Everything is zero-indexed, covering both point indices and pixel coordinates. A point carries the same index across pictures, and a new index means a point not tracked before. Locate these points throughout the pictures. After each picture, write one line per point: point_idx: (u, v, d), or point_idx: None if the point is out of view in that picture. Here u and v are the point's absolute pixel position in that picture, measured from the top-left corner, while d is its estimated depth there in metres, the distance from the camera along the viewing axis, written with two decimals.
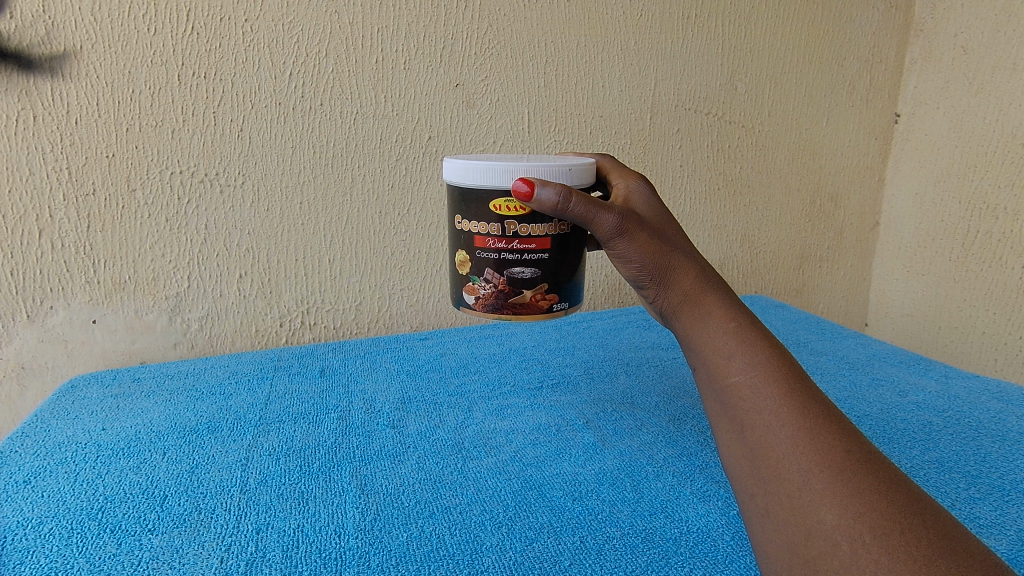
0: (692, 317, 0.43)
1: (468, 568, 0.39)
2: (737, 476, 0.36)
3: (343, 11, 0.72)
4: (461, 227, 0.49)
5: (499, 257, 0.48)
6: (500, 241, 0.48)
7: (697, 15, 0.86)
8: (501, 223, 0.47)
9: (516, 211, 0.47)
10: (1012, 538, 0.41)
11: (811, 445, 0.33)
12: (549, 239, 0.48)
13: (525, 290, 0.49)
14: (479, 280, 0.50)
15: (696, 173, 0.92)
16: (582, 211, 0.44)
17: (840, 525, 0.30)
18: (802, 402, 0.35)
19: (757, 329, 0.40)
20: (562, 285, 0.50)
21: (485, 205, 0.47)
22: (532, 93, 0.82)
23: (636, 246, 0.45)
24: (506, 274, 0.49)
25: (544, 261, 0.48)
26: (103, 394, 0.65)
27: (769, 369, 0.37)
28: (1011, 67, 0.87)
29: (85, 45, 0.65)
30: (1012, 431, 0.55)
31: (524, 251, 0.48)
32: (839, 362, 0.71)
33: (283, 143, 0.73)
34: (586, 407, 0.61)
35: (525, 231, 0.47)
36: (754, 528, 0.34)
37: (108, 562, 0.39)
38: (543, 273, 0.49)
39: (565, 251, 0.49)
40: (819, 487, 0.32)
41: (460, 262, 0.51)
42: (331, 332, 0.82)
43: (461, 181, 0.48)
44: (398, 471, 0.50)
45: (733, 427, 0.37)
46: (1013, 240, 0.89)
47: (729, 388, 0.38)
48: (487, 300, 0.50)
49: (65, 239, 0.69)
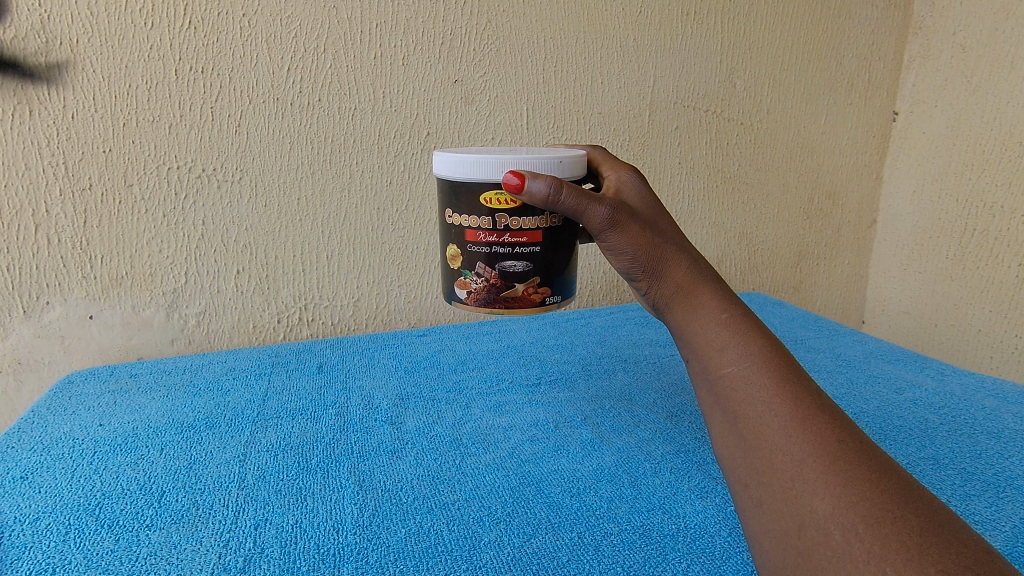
0: (685, 308, 0.43)
1: (466, 564, 0.39)
2: (730, 468, 0.36)
3: (341, 7, 0.71)
4: (452, 220, 0.49)
5: (491, 251, 0.48)
6: (492, 234, 0.48)
7: (696, 12, 0.86)
8: (492, 216, 0.47)
9: (508, 205, 0.47)
10: (1006, 534, 0.41)
11: (803, 436, 0.33)
12: (541, 232, 0.48)
13: (517, 283, 0.49)
14: (471, 274, 0.50)
15: (694, 169, 0.92)
16: (573, 203, 0.44)
17: (832, 515, 0.30)
18: (794, 392, 0.36)
19: (749, 320, 0.40)
20: (554, 278, 0.50)
21: (476, 199, 0.47)
22: (531, 90, 0.82)
23: (628, 237, 0.45)
24: (498, 268, 0.49)
25: (535, 255, 0.49)
26: (101, 389, 0.65)
27: (762, 360, 0.38)
28: (1009, 66, 0.87)
29: (81, 39, 0.64)
30: (1008, 428, 0.56)
31: (516, 244, 0.48)
32: (836, 359, 0.71)
33: (281, 139, 0.73)
34: (583, 403, 0.62)
35: (516, 224, 0.47)
36: (748, 520, 0.34)
37: (105, 558, 0.39)
38: (536, 266, 0.49)
39: (557, 244, 0.49)
40: (812, 477, 0.32)
41: (452, 256, 0.51)
42: (329, 328, 0.82)
43: (452, 175, 0.48)
44: (397, 467, 0.50)
45: (725, 419, 0.37)
46: (1010, 239, 0.89)
47: (721, 379, 0.38)
48: (480, 293, 0.50)
49: (61, 234, 0.69)
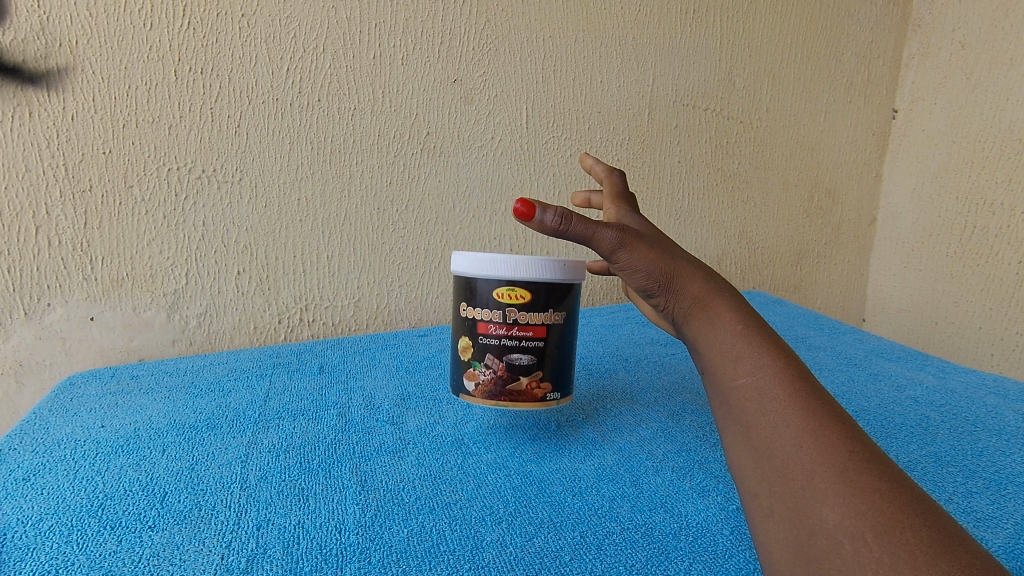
0: (700, 320, 0.42)
1: (469, 564, 0.39)
2: (741, 477, 0.36)
3: (341, 7, 0.72)
4: (466, 313, 0.49)
5: (499, 344, 0.47)
6: (501, 326, 0.47)
7: (695, 10, 0.86)
8: (503, 309, 0.47)
9: (519, 299, 0.46)
10: (1008, 531, 0.41)
11: (815, 445, 0.33)
12: (547, 328, 0.47)
13: (523, 376, 0.47)
14: (479, 365, 0.48)
15: (695, 168, 0.92)
16: (582, 230, 0.42)
17: (842, 525, 0.30)
18: (808, 402, 0.35)
19: (765, 331, 0.39)
20: (560, 375, 0.48)
21: (489, 294, 0.47)
22: (531, 90, 0.82)
23: (639, 255, 0.43)
24: (505, 359, 0.47)
25: (542, 350, 0.47)
26: (101, 391, 0.65)
27: (776, 370, 0.37)
28: (1008, 62, 0.87)
29: (80, 40, 0.64)
30: (1008, 425, 0.56)
31: (523, 338, 0.47)
32: (837, 357, 0.71)
33: (281, 139, 0.73)
34: (585, 403, 0.62)
35: (525, 318, 0.47)
36: (757, 529, 0.34)
37: (108, 559, 0.39)
38: (542, 361, 0.47)
39: (563, 344, 0.49)
40: (821, 487, 0.31)
41: (460, 348, 0.49)
42: (330, 329, 0.82)
43: (466, 277, 0.47)
44: (398, 467, 0.50)
45: (738, 428, 0.37)
46: (1010, 236, 0.89)
47: (734, 389, 0.38)
48: (486, 386, 0.47)
49: (62, 236, 0.68)
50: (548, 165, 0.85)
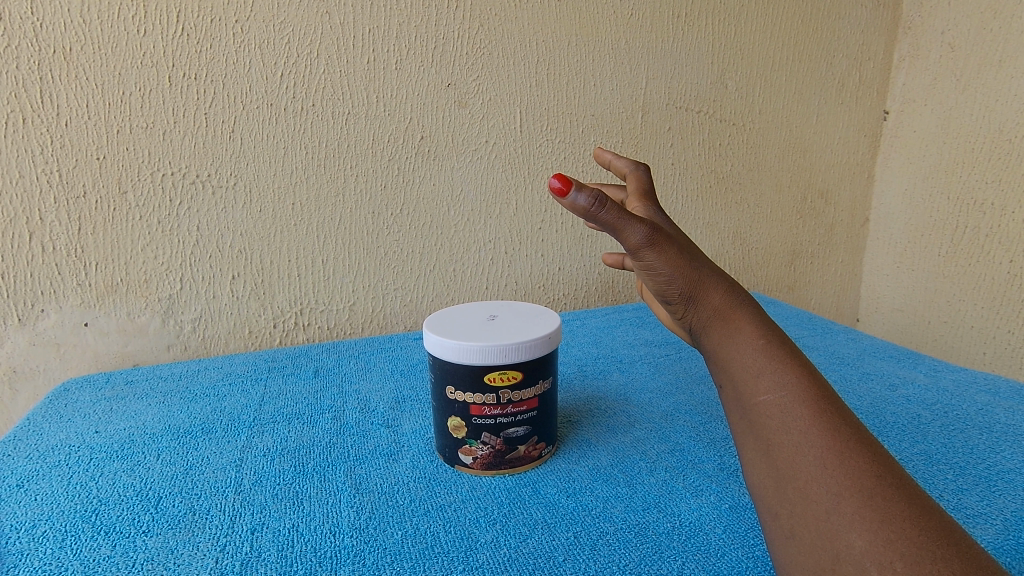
0: (721, 333, 0.41)
1: (463, 566, 0.39)
2: (759, 493, 0.35)
3: (334, 11, 0.72)
4: (454, 396, 0.47)
5: (495, 422, 0.47)
6: (497, 407, 0.47)
7: (687, 14, 0.87)
8: (495, 392, 0.47)
9: (510, 381, 0.47)
10: (998, 527, 0.41)
11: (840, 468, 0.32)
12: (537, 398, 0.48)
13: (520, 445, 0.49)
14: (477, 442, 0.48)
15: (687, 171, 0.92)
16: (613, 219, 0.40)
17: (869, 551, 0.29)
18: (831, 422, 0.34)
19: (787, 348, 0.39)
20: (548, 429, 0.51)
21: (480, 378, 0.46)
22: (523, 93, 0.82)
23: (665, 258, 0.41)
24: (503, 435, 0.48)
25: (533, 418, 0.49)
26: (96, 397, 0.65)
27: (800, 389, 0.36)
28: (996, 63, 0.87)
29: (73, 47, 0.64)
30: (999, 422, 0.56)
31: (517, 413, 0.48)
32: (830, 357, 0.72)
33: (275, 144, 0.73)
34: (580, 405, 0.62)
35: (517, 396, 0.47)
36: (777, 549, 0.33)
37: (102, 564, 0.39)
38: (534, 428, 0.49)
39: (549, 404, 0.50)
40: (848, 511, 0.31)
41: (454, 426, 0.49)
42: (326, 333, 0.82)
43: (453, 360, 0.46)
44: (392, 470, 0.50)
45: (758, 447, 0.36)
46: (1000, 235, 0.90)
47: (755, 406, 0.37)
48: (486, 458, 0.49)
49: (55, 242, 0.68)
50: (542, 168, 0.86)
